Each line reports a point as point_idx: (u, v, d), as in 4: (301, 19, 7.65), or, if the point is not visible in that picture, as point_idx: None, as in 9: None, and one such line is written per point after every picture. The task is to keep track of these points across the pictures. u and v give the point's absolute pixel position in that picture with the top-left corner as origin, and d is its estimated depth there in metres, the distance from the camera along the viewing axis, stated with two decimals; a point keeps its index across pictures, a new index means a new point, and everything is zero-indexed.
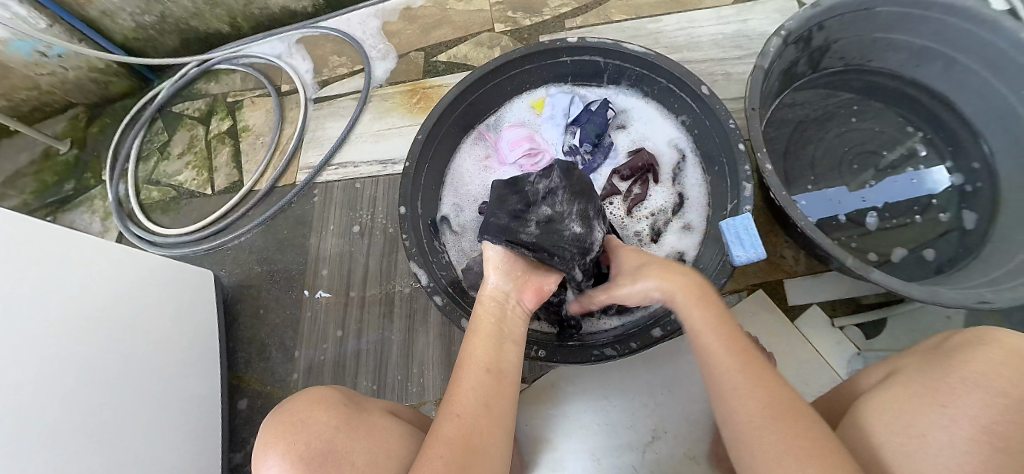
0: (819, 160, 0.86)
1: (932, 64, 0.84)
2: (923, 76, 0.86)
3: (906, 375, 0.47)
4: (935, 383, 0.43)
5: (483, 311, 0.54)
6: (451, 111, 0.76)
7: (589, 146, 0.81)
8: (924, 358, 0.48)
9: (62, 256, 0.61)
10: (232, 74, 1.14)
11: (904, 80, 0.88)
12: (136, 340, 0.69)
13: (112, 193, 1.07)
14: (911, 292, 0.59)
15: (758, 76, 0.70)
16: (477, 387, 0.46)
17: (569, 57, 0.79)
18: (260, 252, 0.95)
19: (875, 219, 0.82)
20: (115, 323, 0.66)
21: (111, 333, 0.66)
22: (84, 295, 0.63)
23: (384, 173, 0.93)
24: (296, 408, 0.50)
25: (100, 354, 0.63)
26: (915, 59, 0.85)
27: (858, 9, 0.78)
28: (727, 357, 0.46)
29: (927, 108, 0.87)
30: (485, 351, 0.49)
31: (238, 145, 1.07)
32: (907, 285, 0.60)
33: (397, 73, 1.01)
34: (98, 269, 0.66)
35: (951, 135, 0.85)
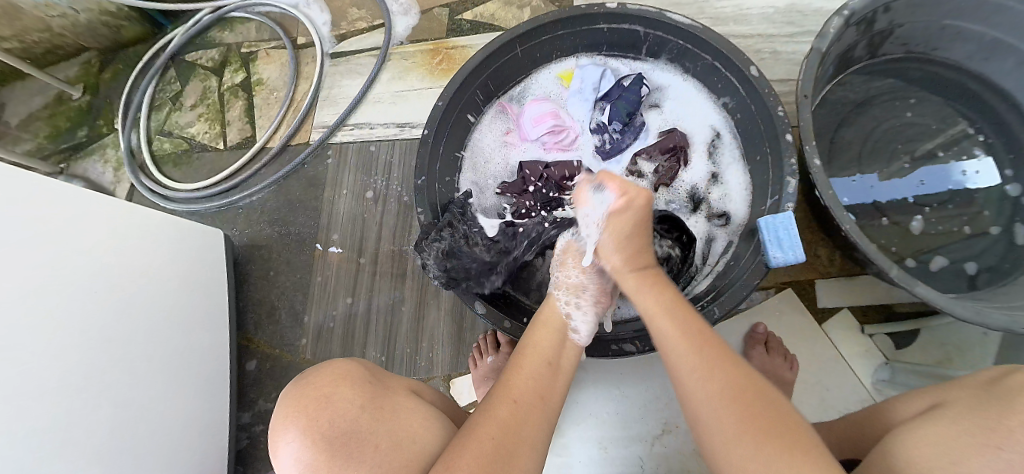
0: (866, 150, 0.80)
1: (1003, 59, 0.75)
2: (992, 72, 0.78)
3: (944, 407, 0.42)
4: (993, 421, 0.36)
5: (551, 309, 0.52)
6: (474, 78, 0.70)
7: (617, 125, 0.75)
8: (981, 389, 0.41)
9: (73, 216, 0.59)
10: (247, 23, 1.09)
11: (967, 73, 0.80)
12: (149, 302, 0.68)
13: (124, 143, 1.05)
14: (955, 310, 0.54)
15: (814, 59, 0.63)
16: (538, 373, 0.45)
17: (607, 25, 0.72)
18: (271, 213, 0.92)
19: (919, 223, 0.76)
20: (128, 286, 0.65)
21: (123, 299, 0.64)
22: (98, 260, 0.61)
23: (401, 137, 0.88)
24: (318, 382, 0.47)
25: (113, 315, 0.62)
26: (983, 53, 0.76)
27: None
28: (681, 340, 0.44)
29: (991, 105, 0.79)
30: (550, 344, 0.48)
31: (251, 98, 1.03)
32: (953, 302, 0.55)
33: (419, 30, 0.94)
34: (109, 232, 0.64)
35: (1013, 137, 0.77)
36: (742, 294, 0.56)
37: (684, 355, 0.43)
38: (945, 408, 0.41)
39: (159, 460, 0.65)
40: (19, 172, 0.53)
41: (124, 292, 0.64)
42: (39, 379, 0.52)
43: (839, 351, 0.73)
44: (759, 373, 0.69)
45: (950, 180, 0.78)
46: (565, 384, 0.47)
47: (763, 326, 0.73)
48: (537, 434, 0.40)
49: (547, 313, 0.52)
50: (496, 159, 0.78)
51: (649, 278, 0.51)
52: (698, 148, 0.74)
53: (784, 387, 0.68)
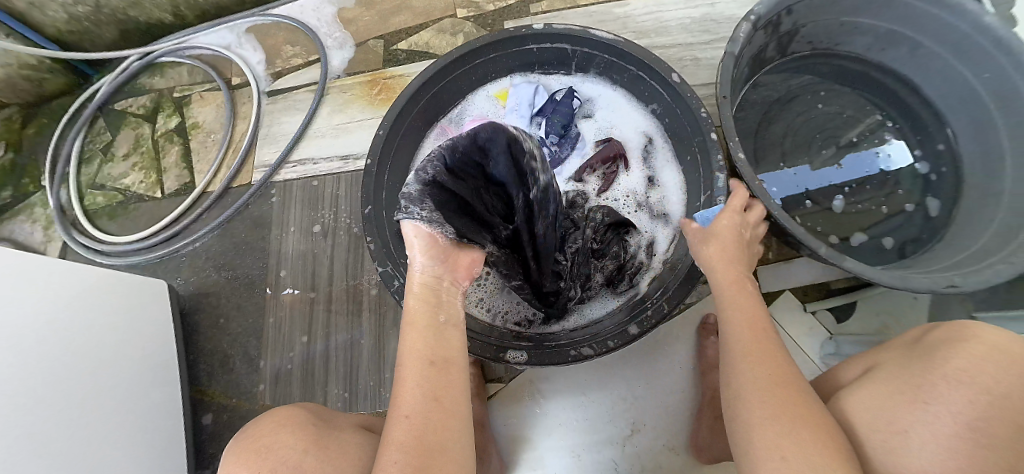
0: (788, 144, 0.86)
1: (898, 47, 0.83)
2: (889, 60, 0.86)
3: (884, 373, 0.45)
4: (918, 377, 0.41)
5: (419, 300, 0.47)
6: (412, 104, 0.71)
7: (555, 137, 0.78)
8: (906, 351, 0.46)
9: (2, 277, 0.55)
10: (179, 67, 1.07)
11: (870, 64, 0.88)
12: (91, 363, 0.65)
13: (52, 200, 1.00)
14: (881, 279, 0.59)
15: (728, 63, 0.68)
16: (424, 376, 0.41)
17: (536, 45, 0.75)
18: (217, 257, 0.89)
19: (841, 202, 0.83)
20: (66, 350, 0.62)
21: (62, 362, 0.61)
22: (37, 322, 0.59)
23: (345, 170, 0.88)
24: (260, 432, 0.46)
25: (53, 381, 0.59)
26: (881, 43, 0.85)
27: None
28: (748, 329, 0.47)
29: (893, 91, 0.87)
30: (424, 338, 0.44)
31: (187, 143, 1.00)
32: (876, 271, 0.60)
33: (356, 62, 0.95)
34: (45, 294, 0.61)
35: (916, 117, 0.86)
36: (686, 288, 0.59)
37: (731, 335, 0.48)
38: (886, 376, 0.45)
39: None
40: None
41: (63, 357, 0.61)
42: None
43: (789, 334, 0.77)
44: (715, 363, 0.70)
45: (866, 163, 0.84)
46: (460, 372, 0.44)
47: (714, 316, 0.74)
48: (454, 443, 0.39)
49: (410, 311, 0.46)
50: None
51: (725, 256, 0.53)
52: (634, 155, 0.78)
53: None
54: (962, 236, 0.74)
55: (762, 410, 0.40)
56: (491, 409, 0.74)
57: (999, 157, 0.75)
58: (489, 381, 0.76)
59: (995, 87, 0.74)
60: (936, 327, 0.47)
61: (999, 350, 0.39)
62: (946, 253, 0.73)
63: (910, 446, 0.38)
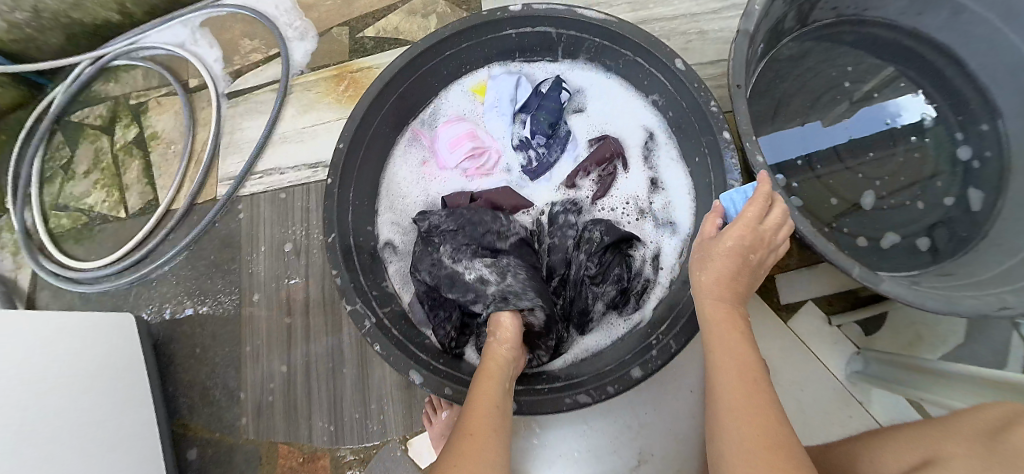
0: (810, 131, 0.74)
1: (936, 11, 0.72)
2: (925, 27, 0.74)
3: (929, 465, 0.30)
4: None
5: (492, 358, 0.49)
6: (376, 109, 0.62)
7: (541, 138, 0.69)
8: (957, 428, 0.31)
9: None
10: (133, 71, 0.98)
11: (903, 31, 0.76)
12: (64, 418, 0.60)
13: (16, 225, 0.94)
14: (921, 304, 0.49)
15: (741, 41, 0.56)
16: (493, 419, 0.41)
17: (514, 30, 0.65)
18: (187, 281, 0.82)
19: (870, 198, 0.72)
20: (34, 410, 0.57)
21: (34, 427, 0.56)
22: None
23: (314, 179, 0.80)
24: None
25: (23, 445, 0.54)
26: (916, 7, 0.73)
27: None
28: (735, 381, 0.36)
29: (926, 61, 0.75)
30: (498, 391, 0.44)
31: (148, 156, 0.92)
32: (917, 295, 0.50)
33: (320, 54, 0.85)
34: (9, 354, 0.56)
35: (951, 87, 0.74)
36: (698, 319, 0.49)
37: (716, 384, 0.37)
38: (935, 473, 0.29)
39: None
40: None
41: (34, 418, 0.56)
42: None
43: (812, 351, 0.69)
44: None
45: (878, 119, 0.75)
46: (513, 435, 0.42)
47: None
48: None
49: (488, 365, 0.48)
50: (415, 193, 0.70)
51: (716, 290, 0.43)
52: (634, 153, 0.68)
53: None
54: (1013, 233, 0.63)
55: None
56: None
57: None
58: None
59: None
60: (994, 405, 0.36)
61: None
62: (993, 256, 0.63)
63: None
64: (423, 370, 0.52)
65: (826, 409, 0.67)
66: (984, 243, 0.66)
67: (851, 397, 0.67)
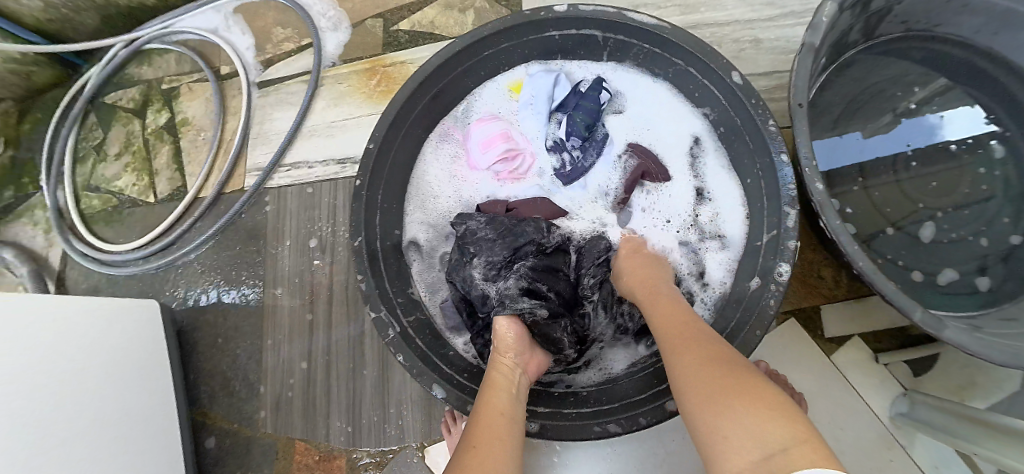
0: (868, 153, 0.70)
1: (1015, 32, 0.64)
2: (1001, 47, 0.67)
3: None
4: None
5: (498, 369, 0.47)
6: (410, 108, 0.60)
7: (577, 141, 0.66)
8: None
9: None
10: (166, 55, 0.98)
11: (976, 50, 0.69)
12: (91, 401, 0.60)
13: (48, 203, 0.95)
14: (988, 357, 0.44)
15: (806, 58, 0.51)
16: (497, 430, 0.39)
17: (558, 31, 0.62)
18: (212, 271, 0.82)
19: (930, 230, 0.66)
20: (64, 393, 0.57)
21: (57, 412, 0.56)
22: (24, 370, 0.53)
23: (343, 176, 0.79)
24: None
25: (44, 428, 0.54)
26: (992, 27, 0.66)
27: None
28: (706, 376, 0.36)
29: (1004, 87, 0.69)
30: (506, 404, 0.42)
31: (178, 142, 0.92)
32: (986, 347, 0.45)
33: (352, 47, 0.83)
34: (35, 337, 0.56)
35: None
36: (738, 361, 0.47)
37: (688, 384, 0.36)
38: None
39: None
40: None
41: (58, 400, 0.56)
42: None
43: (855, 387, 0.65)
44: None
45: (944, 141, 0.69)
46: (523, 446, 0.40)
47: (767, 362, 0.65)
48: None
49: (492, 377, 0.46)
50: (445, 192, 0.68)
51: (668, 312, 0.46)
52: (678, 160, 0.65)
53: None
54: None
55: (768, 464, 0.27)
56: None
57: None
58: None
59: None
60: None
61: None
62: None
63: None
64: (445, 385, 0.50)
65: (868, 451, 0.63)
66: None
67: (895, 441, 0.63)
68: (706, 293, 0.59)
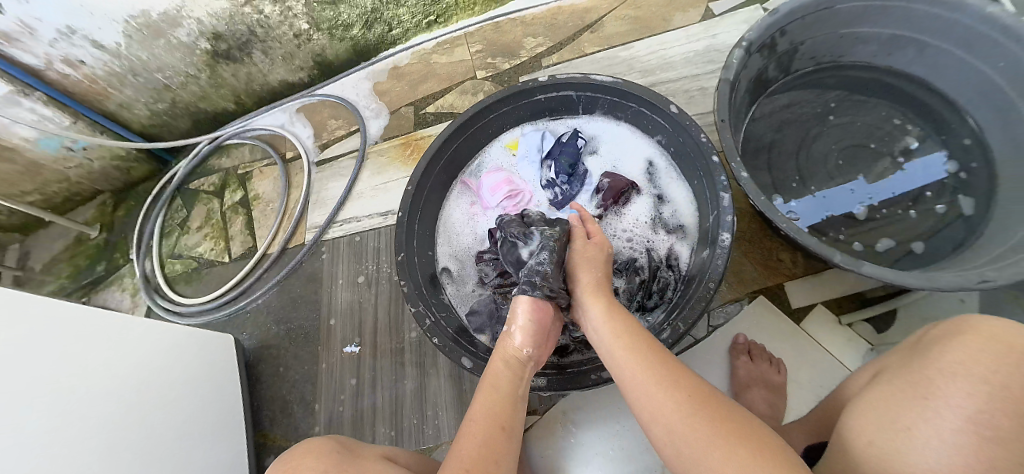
0: (801, 163, 0.89)
1: (905, 50, 0.87)
2: (898, 65, 0.90)
3: (889, 375, 0.47)
4: (917, 383, 0.42)
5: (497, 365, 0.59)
6: (436, 161, 0.81)
7: (564, 178, 0.85)
8: (906, 354, 0.49)
9: (88, 332, 0.66)
10: (241, 148, 1.23)
11: (881, 70, 0.91)
12: (160, 409, 0.72)
13: (138, 270, 1.15)
14: (905, 280, 0.62)
15: (725, 88, 0.75)
16: (492, 429, 0.51)
17: (543, 94, 0.84)
18: (276, 311, 0.99)
19: (864, 208, 0.85)
20: (139, 399, 0.69)
21: (141, 405, 0.70)
22: (116, 368, 0.68)
23: (385, 225, 0.98)
24: (299, 452, 0.53)
25: (133, 415, 0.68)
26: (886, 49, 0.88)
27: (818, 9, 0.82)
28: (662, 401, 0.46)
29: (907, 89, 0.90)
30: (500, 401, 0.54)
31: (250, 213, 1.14)
32: (902, 274, 0.62)
33: (390, 128, 1.07)
34: (125, 344, 0.71)
35: (933, 112, 0.88)
36: (700, 307, 0.64)
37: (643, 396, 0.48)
38: (890, 378, 0.46)
39: None
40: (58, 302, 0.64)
41: (143, 394, 0.71)
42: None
43: (825, 348, 0.81)
44: (748, 381, 0.77)
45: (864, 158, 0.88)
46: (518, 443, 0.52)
47: (743, 336, 0.82)
48: None
49: (492, 372, 0.58)
50: (465, 231, 0.87)
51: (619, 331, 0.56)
52: (641, 181, 0.85)
53: (775, 390, 0.76)
54: (1001, 230, 0.73)
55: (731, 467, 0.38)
56: (529, 442, 0.82)
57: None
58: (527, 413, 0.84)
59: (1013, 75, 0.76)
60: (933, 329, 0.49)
61: (1006, 343, 0.40)
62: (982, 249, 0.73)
63: (916, 443, 0.38)
64: (472, 356, 0.67)
65: None
66: (978, 241, 0.76)
67: None
68: (673, 276, 0.76)
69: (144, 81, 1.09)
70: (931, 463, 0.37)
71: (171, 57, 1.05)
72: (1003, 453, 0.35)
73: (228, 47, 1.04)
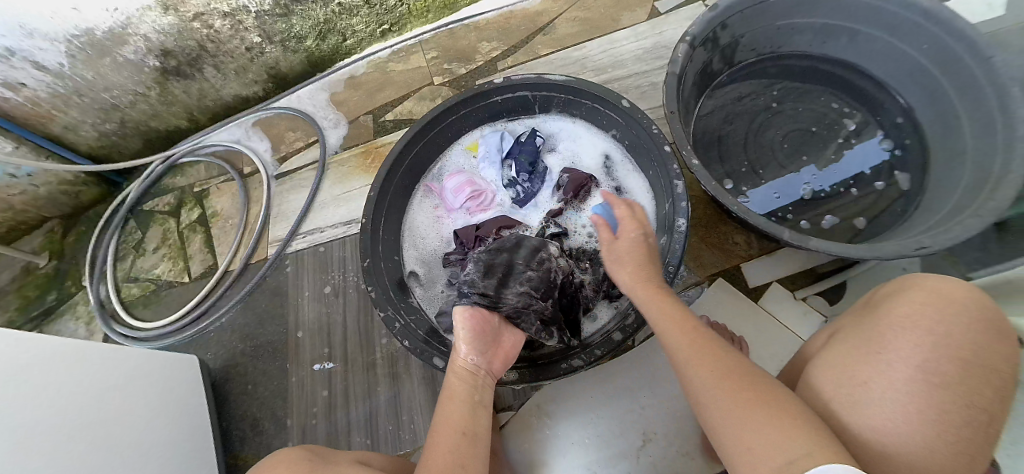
0: (750, 149, 0.94)
1: (838, 38, 0.93)
2: (832, 51, 0.95)
3: (844, 333, 0.51)
4: (870, 338, 0.46)
5: (455, 380, 0.59)
6: (397, 166, 0.82)
7: (525, 176, 0.87)
8: (860, 312, 0.53)
9: (46, 362, 0.64)
10: (197, 165, 1.19)
11: (816, 58, 0.97)
12: (126, 433, 0.70)
13: (92, 296, 1.10)
14: (848, 252, 0.66)
15: (672, 81, 0.79)
16: (455, 445, 0.51)
17: (499, 96, 0.86)
18: (242, 329, 0.97)
19: (809, 189, 0.90)
20: (103, 426, 0.67)
21: (105, 432, 0.67)
22: (78, 396, 0.66)
23: (349, 234, 0.97)
24: (267, 467, 0.53)
25: (99, 442, 0.65)
26: (821, 37, 0.94)
27: (755, 4, 0.87)
28: (694, 350, 0.53)
29: (838, 75, 0.97)
30: (462, 413, 0.55)
31: (209, 230, 1.11)
32: (845, 246, 0.67)
33: (350, 137, 1.07)
34: (84, 371, 0.68)
35: (867, 94, 0.95)
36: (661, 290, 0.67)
37: (681, 344, 0.55)
38: (845, 336, 0.50)
39: None
40: (17, 332, 0.62)
41: (108, 422, 0.68)
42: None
43: (783, 322, 0.86)
44: None
45: (806, 141, 0.94)
46: (484, 445, 0.54)
47: (707, 318, 0.85)
48: None
49: (451, 388, 0.59)
50: (431, 234, 0.88)
51: (653, 295, 0.62)
52: (599, 174, 0.88)
53: None
54: (937, 198, 0.79)
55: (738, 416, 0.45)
56: (506, 438, 0.82)
57: (953, 116, 0.82)
58: (501, 410, 0.85)
59: (933, 55, 0.82)
60: (884, 286, 0.54)
61: (950, 298, 0.45)
62: (919, 219, 0.79)
63: (874, 397, 0.42)
64: (443, 355, 0.67)
65: None
66: (916, 211, 0.82)
67: None
68: None
69: (91, 101, 1.06)
70: (887, 410, 0.42)
71: (119, 76, 1.01)
72: (947, 397, 0.40)
73: (178, 62, 1.01)
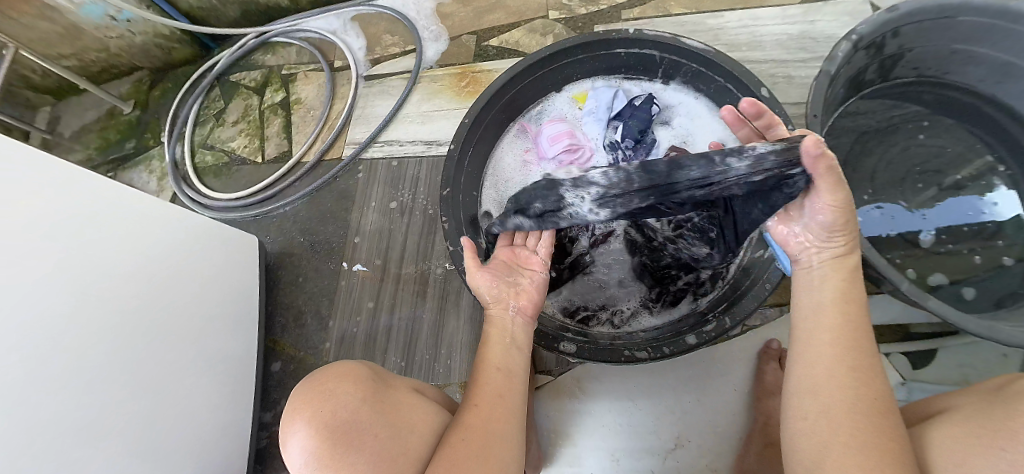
0: (880, 179, 0.82)
1: (1013, 81, 0.77)
2: (1005, 96, 0.79)
3: (961, 416, 0.43)
4: (994, 425, 0.39)
5: (493, 324, 0.57)
6: (498, 99, 0.76)
7: (630, 142, 0.80)
8: (986, 398, 0.44)
9: (129, 217, 0.66)
10: (288, 47, 1.16)
11: (982, 97, 0.82)
12: (172, 301, 0.70)
13: (168, 155, 1.12)
14: (968, 326, 0.57)
15: (823, 80, 0.68)
16: (497, 390, 0.50)
17: (624, 50, 0.78)
18: (303, 222, 0.97)
19: (929, 237, 0.78)
20: (158, 289, 0.68)
21: (155, 299, 0.68)
22: (144, 256, 0.67)
23: (428, 154, 0.94)
24: (325, 378, 0.51)
25: (152, 302, 0.67)
26: (996, 75, 0.78)
27: (940, 16, 0.73)
28: (835, 330, 0.45)
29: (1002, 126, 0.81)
30: (500, 354, 0.54)
31: (289, 116, 1.10)
32: (965, 317, 0.58)
33: (448, 55, 1.01)
34: (158, 236, 0.70)
35: None
36: (752, 306, 0.61)
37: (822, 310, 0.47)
38: (962, 421, 0.42)
39: (195, 448, 0.71)
40: (109, 183, 0.65)
41: (162, 286, 0.69)
42: (57, 374, 0.53)
43: None
44: (774, 389, 0.72)
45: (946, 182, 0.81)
46: (522, 390, 0.53)
47: (777, 342, 0.76)
48: (504, 450, 0.46)
49: (496, 324, 0.57)
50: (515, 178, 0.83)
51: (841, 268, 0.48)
52: None
53: None
54: None
55: (843, 431, 0.40)
56: (537, 399, 0.81)
57: None
58: (539, 372, 0.83)
59: None
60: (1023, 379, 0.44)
61: None
62: None
63: None
64: None
65: None
66: None
67: None
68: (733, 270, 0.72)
69: None
70: None
71: None
72: None
73: None
